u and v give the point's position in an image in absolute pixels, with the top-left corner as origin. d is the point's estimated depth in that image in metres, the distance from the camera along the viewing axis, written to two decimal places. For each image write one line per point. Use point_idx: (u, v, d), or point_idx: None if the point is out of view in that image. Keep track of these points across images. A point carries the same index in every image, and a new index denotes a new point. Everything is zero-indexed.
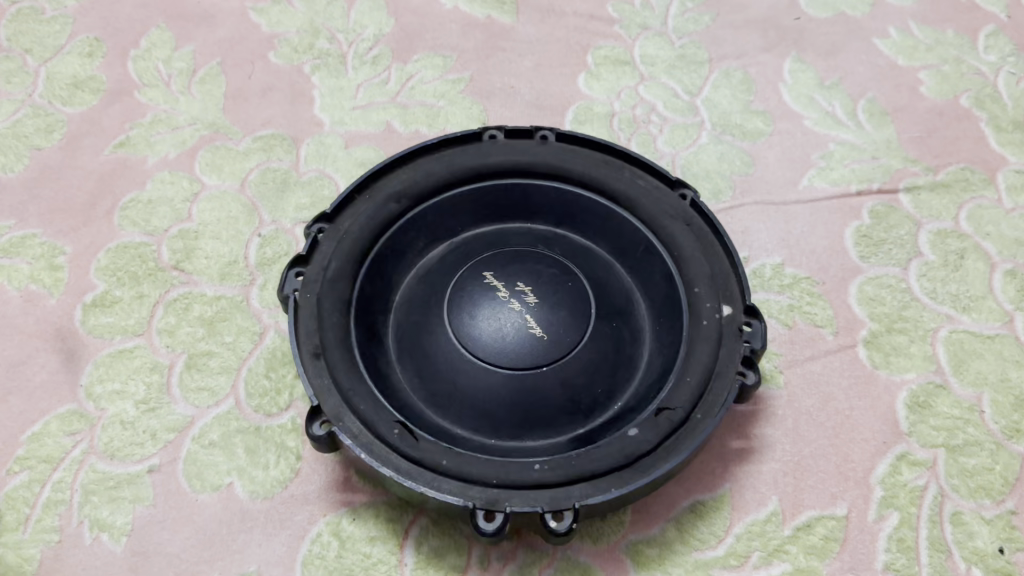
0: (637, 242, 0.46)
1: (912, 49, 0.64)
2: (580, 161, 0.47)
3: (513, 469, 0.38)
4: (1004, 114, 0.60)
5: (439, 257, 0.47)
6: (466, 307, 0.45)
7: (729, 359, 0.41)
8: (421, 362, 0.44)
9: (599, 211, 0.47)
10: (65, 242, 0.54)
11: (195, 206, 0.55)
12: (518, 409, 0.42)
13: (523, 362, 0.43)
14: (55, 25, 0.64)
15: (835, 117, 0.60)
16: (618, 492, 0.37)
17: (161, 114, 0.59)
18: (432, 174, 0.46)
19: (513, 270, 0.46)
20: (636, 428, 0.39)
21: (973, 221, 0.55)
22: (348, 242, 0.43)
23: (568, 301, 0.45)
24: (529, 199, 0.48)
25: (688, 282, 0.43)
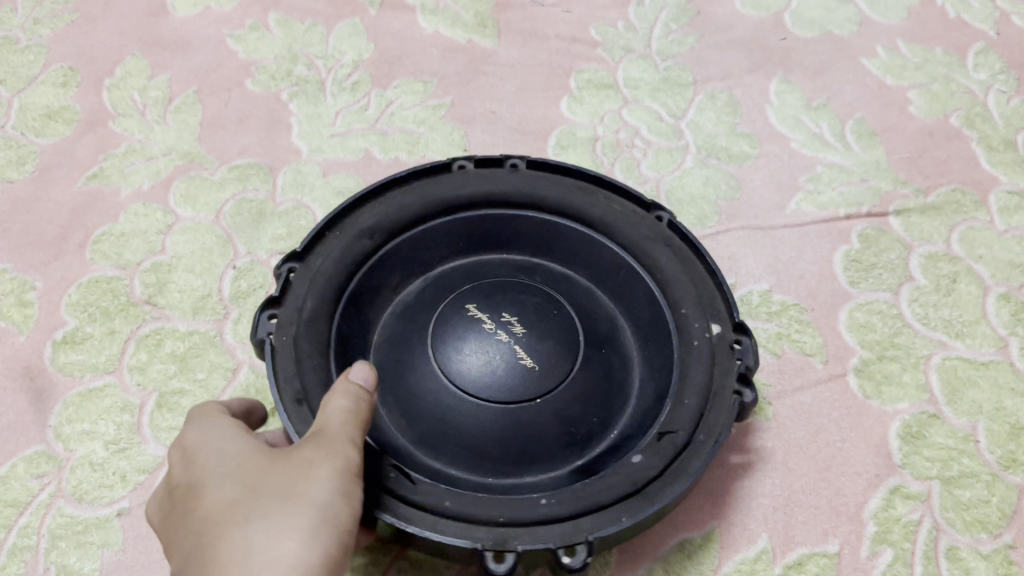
0: (616, 265, 0.45)
1: (901, 67, 0.62)
2: (555, 187, 0.45)
3: (518, 505, 0.35)
4: (995, 133, 0.59)
5: (416, 292, 0.46)
6: (450, 341, 0.43)
7: (726, 380, 0.39)
8: (408, 403, 0.42)
9: (576, 236, 0.45)
10: (36, 278, 0.53)
11: (169, 238, 0.54)
12: (510, 445, 0.40)
13: (512, 395, 0.41)
14: (29, 54, 0.63)
15: (823, 139, 0.59)
16: (631, 521, 0.35)
17: (136, 143, 0.58)
18: (405, 209, 0.44)
19: (494, 300, 0.44)
20: (639, 454, 0.37)
21: (965, 244, 0.54)
22: (321, 281, 0.41)
23: (555, 331, 0.43)
24: (507, 229, 0.46)
25: (675, 303, 0.41)
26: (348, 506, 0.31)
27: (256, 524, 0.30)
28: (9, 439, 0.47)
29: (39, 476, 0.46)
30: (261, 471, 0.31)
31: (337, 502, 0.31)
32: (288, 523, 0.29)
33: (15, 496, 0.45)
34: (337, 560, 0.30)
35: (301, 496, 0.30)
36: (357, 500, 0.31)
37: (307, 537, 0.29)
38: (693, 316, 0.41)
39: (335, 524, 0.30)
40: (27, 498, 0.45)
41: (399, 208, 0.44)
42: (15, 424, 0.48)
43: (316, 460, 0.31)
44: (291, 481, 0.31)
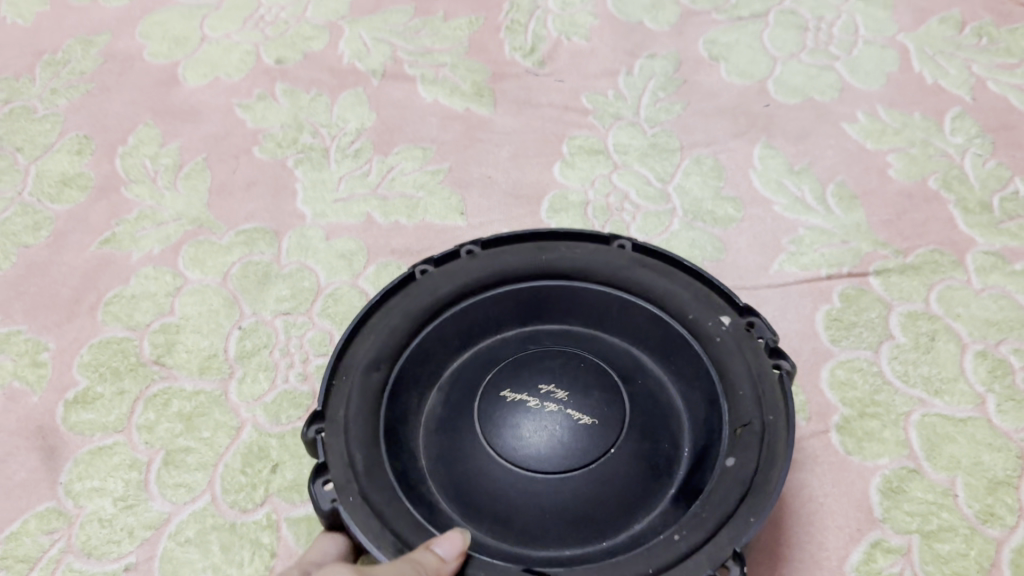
0: (612, 301, 0.45)
1: (880, 132, 0.65)
2: (519, 257, 0.46)
3: (653, 553, 0.36)
4: (971, 195, 0.61)
5: (442, 398, 0.44)
6: (496, 431, 0.41)
7: (761, 358, 0.41)
8: (489, 506, 0.40)
9: (569, 287, 0.45)
10: (49, 339, 0.55)
11: (178, 300, 0.57)
12: (599, 499, 0.39)
13: (578, 459, 0.40)
14: (46, 123, 0.66)
15: (804, 203, 0.61)
16: (761, 519, 0.36)
17: (147, 209, 0.61)
18: (394, 330, 0.43)
19: (512, 372, 0.43)
20: (729, 456, 0.38)
21: (943, 302, 0.56)
22: (357, 426, 0.39)
23: (594, 378, 0.42)
24: (496, 309, 0.46)
25: (680, 315, 0.43)
26: None
27: None
28: (21, 495, 0.49)
29: (50, 532, 0.48)
30: None
31: None
32: None
33: (26, 552, 0.47)
34: None
35: None
36: None
37: None
38: (703, 315, 0.42)
39: None
40: (37, 553, 0.47)
41: (386, 333, 0.43)
42: (27, 482, 0.50)
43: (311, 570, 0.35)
44: None
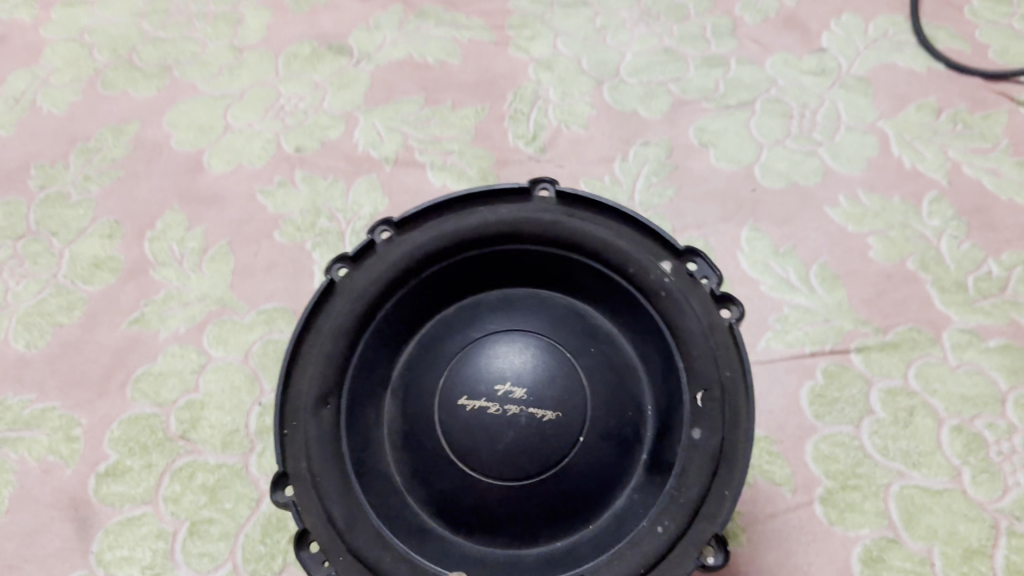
0: (549, 254, 0.45)
1: (861, 216, 0.69)
2: (440, 228, 0.44)
3: (642, 547, 0.39)
4: (947, 275, 0.65)
5: (399, 401, 0.45)
6: (460, 435, 0.43)
7: (711, 311, 0.43)
8: (473, 511, 0.43)
9: (510, 258, 0.46)
10: (81, 414, 0.59)
11: (202, 376, 0.60)
12: (571, 481, 0.43)
13: (545, 455, 0.42)
14: (79, 209, 0.71)
15: (789, 283, 0.65)
16: (736, 496, 0.40)
17: (173, 290, 0.65)
18: (330, 358, 0.42)
19: (466, 371, 0.44)
20: (696, 430, 0.41)
21: (921, 378, 0.59)
22: (324, 480, 0.41)
23: (547, 361, 0.44)
24: (435, 287, 0.46)
25: (627, 273, 0.43)
26: None
27: None
28: (56, 563, 0.54)
29: None
30: None
31: None
32: None
33: None
34: None
35: None
36: None
37: None
38: (647, 265, 0.43)
39: None
40: None
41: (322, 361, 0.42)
42: (62, 551, 0.54)
43: None
44: None
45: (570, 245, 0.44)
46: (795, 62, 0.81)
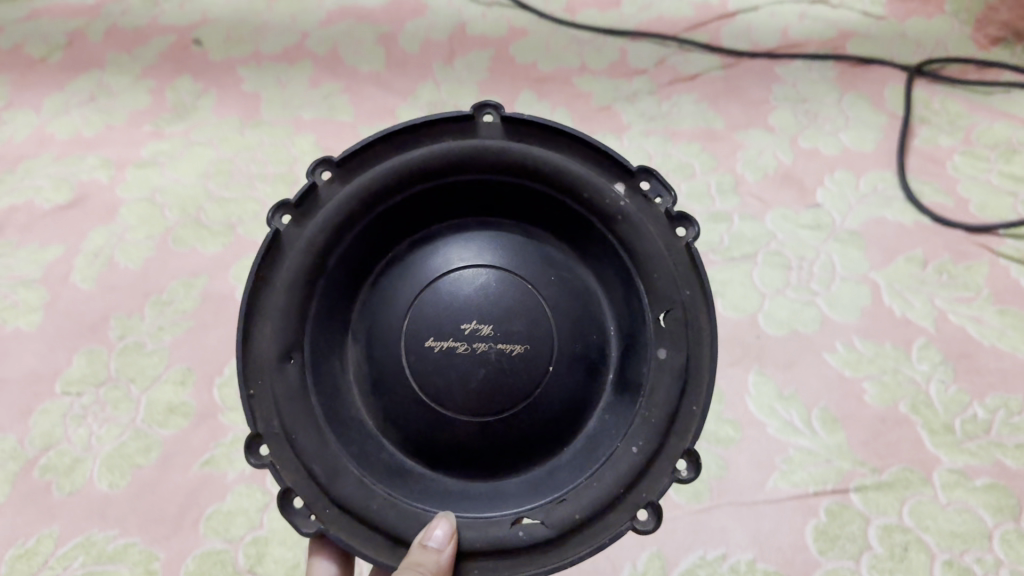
0: (500, 184, 0.52)
1: (857, 361, 0.77)
2: (383, 175, 0.50)
3: (621, 464, 0.49)
4: (936, 418, 0.73)
5: (367, 342, 0.53)
6: (429, 371, 0.51)
7: (670, 234, 0.52)
8: (443, 434, 0.51)
9: (461, 193, 0.53)
10: (159, 549, 0.69)
11: (267, 514, 0.70)
12: (523, 398, 0.50)
13: (507, 381, 0.50)
14: (155, 356, 0.79)
15: (793, 425, 0.73)
16: (704, 406, 0.50)
17: (240, 433, 0.74)
18: (289, 312, 0.49)
19: (428, 308, 0.52)
20: (663, 348, 0.51)
21: (915, 515, 0.67)
22: (302, 439, 0.48)
23: (508, 292, 0.52)
24: (388, 227, 0.53)
25: (586, 203, 0.51)
26: None
27: None
28: None
29: None
30: None
31: None
32: None
33: None
34: None
35: None
36: None
37: None
38: (604, 193, 0.51)
39: None
40: None
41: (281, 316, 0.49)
42: None
43: None
44: None
45: (519, 176, 0.51)
46: (793, 217, 0.90)
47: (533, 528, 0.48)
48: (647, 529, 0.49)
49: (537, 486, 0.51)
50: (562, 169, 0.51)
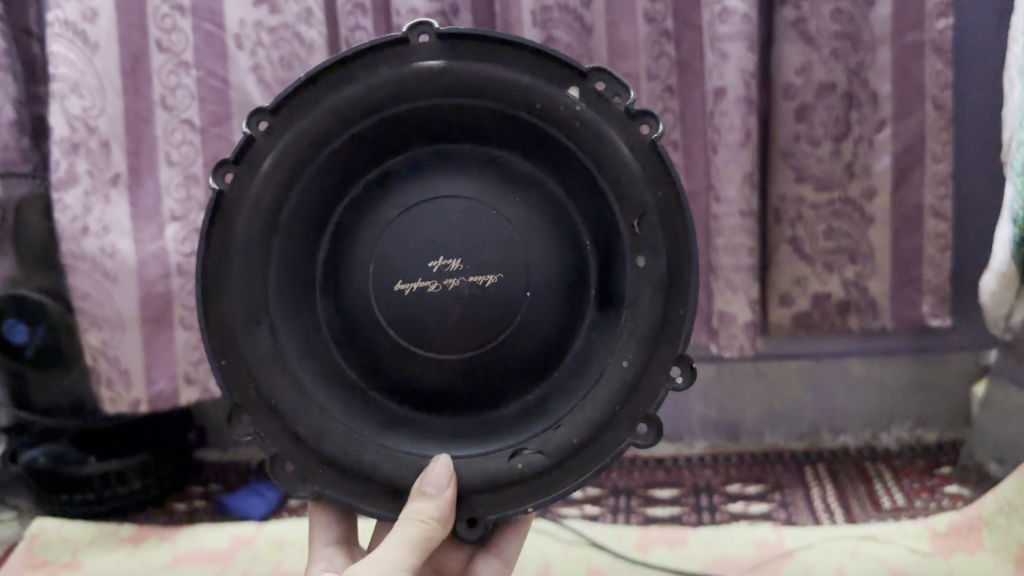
0: (451, 109, 0.99)
1: None
2: (324, 129, 0.96)
3: (619, 369, 0.98)
4: None
5: (363, 259, 1.03)
6: (414, 305, 1.01)
7: (635, 124, 0.96)
8: (421, 319, 1.01)
9: (392, 131, 1.01)
10: None
11: None
12: (463, 309, 1.01)
13: (453, 297, 1.01)
14: None
15: None
16: (688, 307, 0.96)
17: None
18: (262, 269, 0.98)
19: (397, 256, 1.02)
20: (642, 258, 0.98)
21: None
22: (292, 395, 0.97)
23: (462, 217, 1.02)
24: (358, 160, 1.02)
25: (528, 109, 0.97)
26: (424, 526, 0.91)
27: (391, 547, 0.92)
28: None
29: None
30: (396, 538, 0.92)
31: (420, 528, 0.91)
32: (399, 542, 0.91)
33: None
34: (428, 533, 0.92)
35: (410, 539, 0.91)
36: (426, 526, 0.91)
37: (413, 531, 0.91)
38: (552, 104, 0.96)
39: (423, 533, 0.92)
40: None
41: (242, 284, 0.97)
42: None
43: (409, 521, 0.92)
44: (404, 540, 0.91)
45: (466, 99, 0.98)
46: None
47: (527, 458, 0.97)
48: (649, 441, 0.97)
49: (533, 412, 1.02)
50: (505, 89, 0.96)
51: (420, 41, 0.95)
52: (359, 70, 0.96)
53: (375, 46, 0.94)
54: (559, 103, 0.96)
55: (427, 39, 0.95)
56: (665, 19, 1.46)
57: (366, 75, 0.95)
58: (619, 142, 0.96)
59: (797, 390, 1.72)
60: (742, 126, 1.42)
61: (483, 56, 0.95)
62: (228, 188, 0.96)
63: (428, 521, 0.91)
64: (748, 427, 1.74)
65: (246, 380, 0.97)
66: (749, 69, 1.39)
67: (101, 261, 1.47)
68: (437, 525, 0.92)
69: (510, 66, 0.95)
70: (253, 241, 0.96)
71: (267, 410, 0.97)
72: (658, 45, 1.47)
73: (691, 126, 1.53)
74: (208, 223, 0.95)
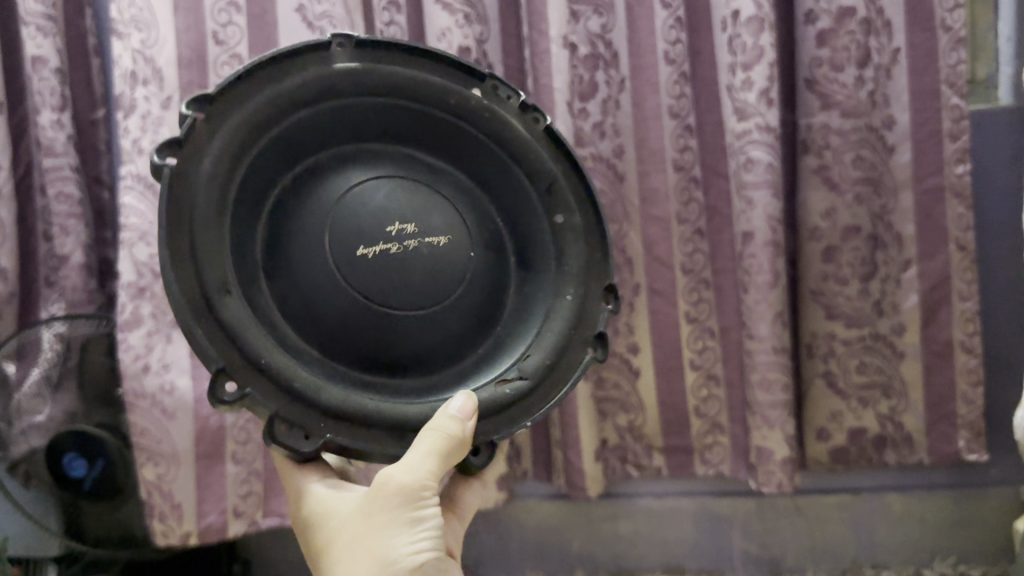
0: (377, 104, 1.02)
1: None
2: (262, 114, 0.93)
3: (564, 303, 1.06)
4: None
5: (310, 226, 0.95)
6: (379, 265, 0.96)
7: (529, 119, 1.12)
8: (382, 277, 0.96)
9: (314, 129, 0.99)
10: None
11: None
12: (426, 267, 0.99)
13: (415, 255, 0.98)
14: None
15: None
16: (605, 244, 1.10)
17: None
18: (216, 241, 0.88)
19: (348, 226, 0.96)
20: (557, 216, 1.09)
21: None
22: (274, 359, 0.87)
23: (407, 192, 1.02)
24: (287, 149, 0.97)
25: (447, 106, 1.06)
26: (450, 447, 0.91)
27: (412, 467, 0.91)
28: None
29: None
30: (423, 457, 0.90)
31: (444, 448, 0.90)
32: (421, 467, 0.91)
33: None
34: (452, 454, 0.91)
35: (435, 461, 0.91)
36: (451, 445, 0.91)
37: (439, 455, 0.90)
38: (467, 100, 1.07)
39: (450, 450, 0.91)
40: None
41: (209, 255, 0.86)
42: None
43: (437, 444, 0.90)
44: (428, 463, 0.91)
45: (391, 97, 1.02)
46: None
47: (512, 383, 1.00)
48: (602, 353, 1.06)
49: (487, 359, 1.05)
50: (428, 88, 1.04)
51: (336, 49, 0.99)
52: (287, 72, 0.95)
53: (296, 50, 0.96)
54: (471, 101, 1.07)
55: (345, 48, 1.00)
56: (693, 167, 1.57)
57: (296, 72, 0.96)
58: (521, 129, 1.10)
59: (839, 529, 1.73)
60: (772, 267, 1.47)
61: (395, 62, 1.03)
62: (174, 169, 0.87)
63: (454, 439, 0.91)
64: (791, 564, 1.76)
65: (227, 346, 0.86)
66: (775, 215, 1.45)
67: (160, 399, 1.54)
68: (462, 439, 0.92)
69: (425, 72, 1.04)
70: (210, 217, 0.87)
71: (255, 375, 0.86)
72: (687, 191, 1.58)
73: (722, 266, 1.59)
74: (162, 206, 0.85)
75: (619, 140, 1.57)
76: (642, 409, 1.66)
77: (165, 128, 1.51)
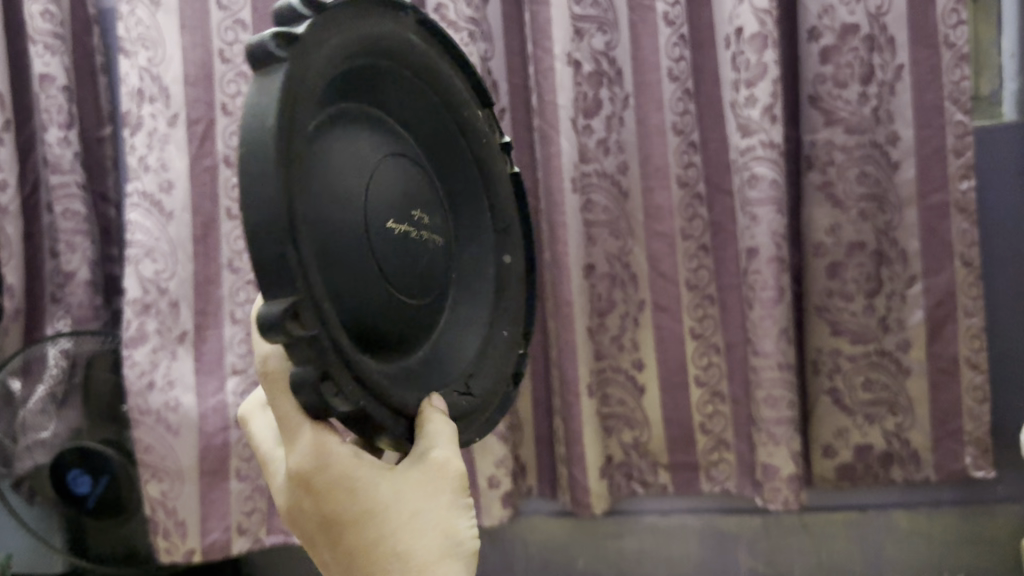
0: (414, 80, 0.98)
1: None
2: (353, 50, 0.84)
3: (501, 334, 1.10)
4: None
5: (347, 174, 0.85)
6: (395, 240, 0.90)
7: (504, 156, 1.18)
8: (397, 254, 0.90)
9: (361, 75, 0.90)
10: None
11: None
12: (423, 261, 0.96)
13: (417, 243, 0.95)
14: None
15: None
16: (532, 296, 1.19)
17: None
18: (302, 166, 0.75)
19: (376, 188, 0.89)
20: (504, 254, 1.14)
21: None
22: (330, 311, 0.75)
23: (414, 176, 0.98)
24: (339, 86, 0.86)
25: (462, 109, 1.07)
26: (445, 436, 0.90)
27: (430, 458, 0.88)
28: None
29: None
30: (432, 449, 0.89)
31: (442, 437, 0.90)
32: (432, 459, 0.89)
33: None
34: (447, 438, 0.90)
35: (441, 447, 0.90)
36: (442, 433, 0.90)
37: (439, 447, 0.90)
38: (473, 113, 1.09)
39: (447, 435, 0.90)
40: None
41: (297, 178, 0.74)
42: None
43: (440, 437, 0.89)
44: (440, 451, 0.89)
45: (423, 82, 1.00)
46: None
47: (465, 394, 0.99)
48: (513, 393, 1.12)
49: (436, 358, 1.00)
50: (451, 91, 1.05)
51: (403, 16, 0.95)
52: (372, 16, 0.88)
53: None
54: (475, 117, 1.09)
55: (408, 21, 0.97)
56: (697, 183, 1.57)
57: (381, 20, 0.90)
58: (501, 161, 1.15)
59: (846, 547, 1.72)
60: (776, 283, 1.47)
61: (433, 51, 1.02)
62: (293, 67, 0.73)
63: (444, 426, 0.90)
64: None
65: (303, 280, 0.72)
66: (780, 231, 1.45)
67: (164, 415, 1.55)
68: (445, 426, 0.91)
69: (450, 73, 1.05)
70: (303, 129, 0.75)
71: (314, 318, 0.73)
72: (691, 207, 1.58)
73: (726, 282, 1.58)
74: (284, 102, 0.71)
75: (623, 157, 1.58)
76: (647, 426, 1.65)
77: (171, 145, 1.52)
